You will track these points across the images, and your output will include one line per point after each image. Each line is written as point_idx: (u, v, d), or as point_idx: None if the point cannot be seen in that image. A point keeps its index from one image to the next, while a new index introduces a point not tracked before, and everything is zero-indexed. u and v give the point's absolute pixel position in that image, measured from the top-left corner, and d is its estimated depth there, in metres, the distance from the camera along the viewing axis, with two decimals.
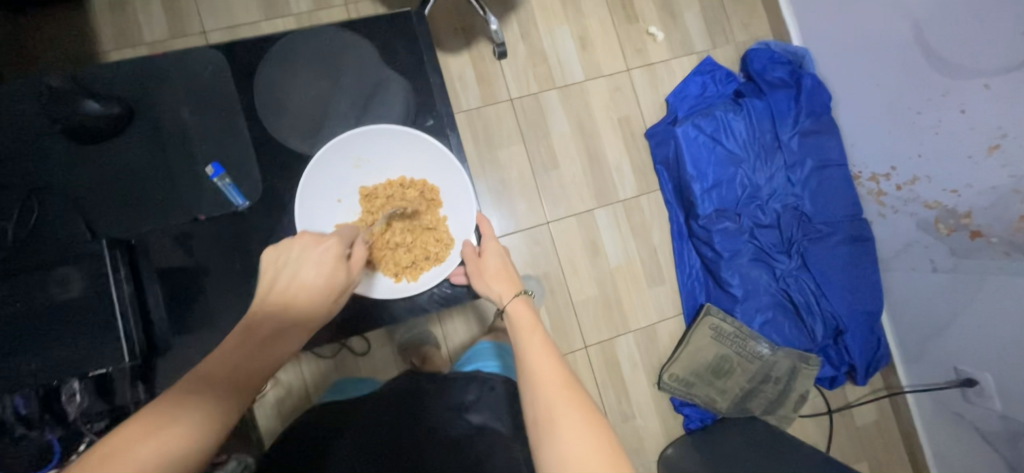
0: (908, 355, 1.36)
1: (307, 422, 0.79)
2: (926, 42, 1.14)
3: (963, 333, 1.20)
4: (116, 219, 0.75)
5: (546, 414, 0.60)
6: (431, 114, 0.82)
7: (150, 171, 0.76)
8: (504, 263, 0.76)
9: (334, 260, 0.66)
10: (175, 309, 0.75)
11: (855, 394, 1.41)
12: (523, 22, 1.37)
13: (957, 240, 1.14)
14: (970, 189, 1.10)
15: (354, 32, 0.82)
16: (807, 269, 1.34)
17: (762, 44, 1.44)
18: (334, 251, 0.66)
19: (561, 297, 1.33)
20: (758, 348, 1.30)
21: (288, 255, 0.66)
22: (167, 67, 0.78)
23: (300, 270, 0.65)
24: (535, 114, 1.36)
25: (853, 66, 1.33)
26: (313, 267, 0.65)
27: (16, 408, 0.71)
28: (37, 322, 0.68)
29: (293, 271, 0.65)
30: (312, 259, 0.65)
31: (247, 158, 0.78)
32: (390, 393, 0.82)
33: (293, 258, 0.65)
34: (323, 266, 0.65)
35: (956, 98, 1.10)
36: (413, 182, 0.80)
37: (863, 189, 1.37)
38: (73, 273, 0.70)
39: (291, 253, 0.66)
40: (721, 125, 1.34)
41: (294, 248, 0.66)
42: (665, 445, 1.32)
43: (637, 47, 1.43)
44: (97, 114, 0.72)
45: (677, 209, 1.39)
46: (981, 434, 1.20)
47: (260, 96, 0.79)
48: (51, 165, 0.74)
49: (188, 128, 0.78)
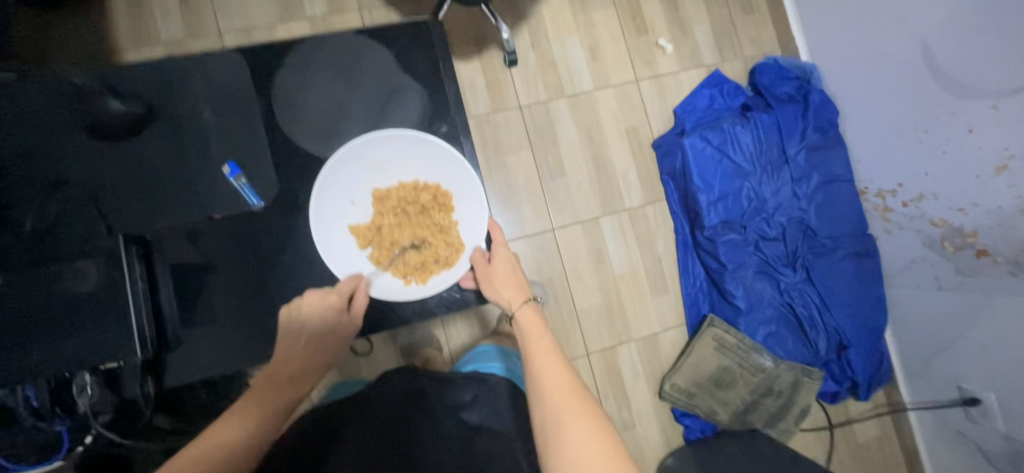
0: (911, 372, 1.35)
1: (306, 421, 0.79)
2: (935, 61, 1.15)
3: (967, 351, 1.20)
4: (132, 215, 0.76)
5: (554, 421, 0.61)
6: (444, 121, 0.83)
7: (166, 169, 0.77)
8: (514, 269, 0.78)
9: (338, 314, 0.73)
10: (186, 305, 0.76)
11: (857, 409, 1.40)
12: (534, 30, 1.38)
13: (962, 258, 1.14)
14: (976, 208, 1.10)
15: (371, 38, 0.84)
16: (812, 284, 1.34)
17: (771, 58, 1.46)
18: (337, 305, 0.73)
19: (565, 304, 1.33)
20: (761, 361, 1.30)
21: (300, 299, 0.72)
22: (187, 68, 0.79)
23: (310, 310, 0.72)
24: (543, 122, 1.37)
25: (860, 82, 1.34)
26: (319, 320, 0.73)
27: (26, 398, 0.74)
28: (52, 314, 0.71)
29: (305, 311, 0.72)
30: (318, 314, 0.72)
31: (263, 159, 0.79)
32: (387, 391, 0.82)
33: (300, 311, 0.73)
34: (325, 317, 0.73)
35: (963, 117, 1.11)
36: (426, 186, 0.81)
37: (868, 205, 1.37)
38: (88, 266, 0.73)
39: (302, 308, 0.72)
40: (728, 137, 1.35)
41: (304, 306, 0.72)
42: (665, 456, 1.32)
43: (646, 58, 1.44)
44: (118, 112, 0.74)
45: (682, 219, 1.39)
46: (983, 454, 1.19)
47: (277, 98, 0.81)
48: (71, 160, 0.75)
49: (206, 127, 0.79)
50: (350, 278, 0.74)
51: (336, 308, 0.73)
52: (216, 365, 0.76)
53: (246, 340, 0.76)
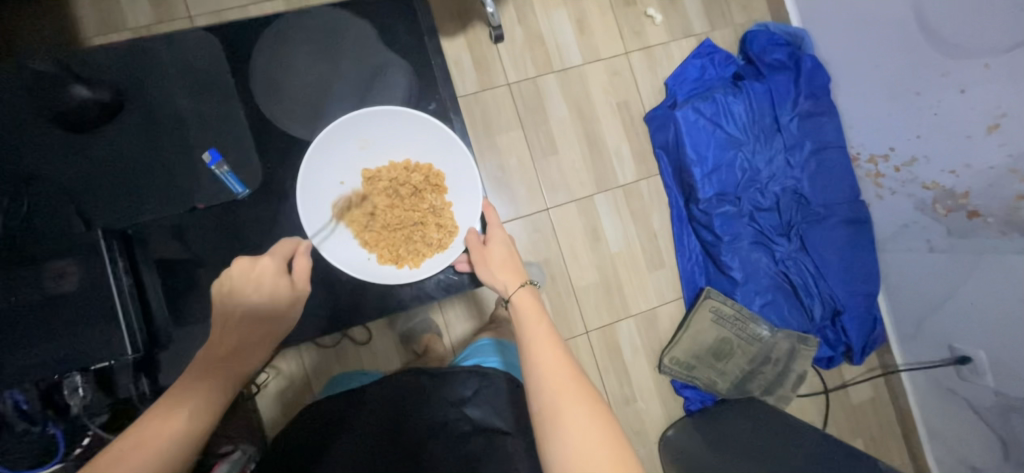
0: (904, 335, 1.38)
1: (304, 428, 0.76)
2: (928, 21, 1.13)
3: (959, 312, 1.21)
4: (109, 209, 0.72)
5: (553, 407, 0.59)
6: (433, 98, 0.80)
7: (143, 159, 0.74)
8: (510, 252, 0.75)
9: (275, 276, 0.67)
10: (174, 300, 0.75)
11: (851, 373, 1.43)
12: (520, 4, 1.34)
13: (953, 220, 1.15)
14: (968, 169, 1.11)
15: (353, 13, 0.80)
16: (806, 252, 1.35)
17: (761, 25, 1.43)
18: (271, 268, 0.67)
19: (563, 284, 1.33)
20: (758, 330, 1.31)
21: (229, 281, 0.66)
22: (157, 50, 0.75)
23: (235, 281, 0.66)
24: (533, 99, 1.34)
25: (852, 46, 1.32)
26: (259, 290, 0.66)
27: (16, 403, 0.69)
28: (35, 318, 0.67)
29: (234, 287, 0.66)
30: (249, 279, 0.66)
31: (245, 145, 0.76)
32: (388, 393, 0.78)
33: (231, 282, 0.66)
34: (258, 285, 0.66)
35: (956, 78, 1.10)
36: (418, 166, 0.78)
37: (861, 170, 1.37)
38: (70, 265, 0.68)
39: (232, 278, 0.66)
40: (721, 107, 1.33)
41: (232, 271, 0.66)
42: (666, 428, 1.34)
43: (636, 29, 1.41)
44: (91, 102, 0.71)
45: (676, 193, 1.38)
46: (974, 410, 1.22)
47: (257, 80, 0.77)
48: (41, 154, 0.71)
49: (182, 114, 0.75)
50: (286, 244, 0.71)
51: (270, 272, 0.67)
52: None
53: None
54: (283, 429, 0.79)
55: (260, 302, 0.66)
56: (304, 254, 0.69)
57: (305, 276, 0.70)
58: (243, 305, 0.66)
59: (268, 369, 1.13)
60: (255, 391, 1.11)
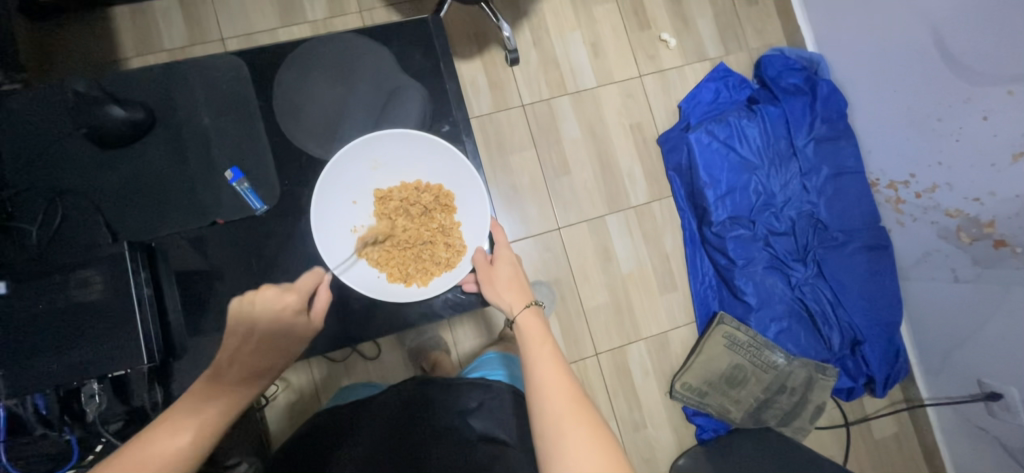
0: (929, 367, 1.32)
1: (310, 433, 0.77)
2: (947, 47, 1.12)
3: (987, 345, 1.16)
4: (135, 222, 0.76)
5: (556, 431, 0.58)
6: (446, 120, 0.82)
7: (168, 174, 0.77)
8: (516, 272, 0.76)
9: (294, 313, 0.68)
10: (193, 311, 0.77)
11: (873, 406, 1.37)
12: (536, 28, 1.37)
13: (979, 249, 1.12)
14: (993, 197, 1.07)
15: (372, 38, 0.83)
16: (823, 278, 1.32)
17: (776, 50, 1.44)
18: (293, 305, 0.67)
19: (572, 304, 1.32)
20: (773, 358, 1.27)
21: (248, 306, 0.66)
22: (187, 72, 0.80)
23: (255, 311, 0.66)
24: (547, 121, 1.36)
25: (869, 72, 1.31)
26: (276, 320, 0.66)
27: (37, 406, 0.71)
28: (58, 324, 0.69)
29: (251, 316, 0.65)
30: (273, 313, 0.66)
31: (265, 163, 0.79)
32: (393, 405, 0.79)
33: (254, 312, 0.65)
34: (280, 318, 0.67)
35: (978, 104, 1.08)
36: (429, 187, 0.80)
37: (880, 196, 1.35)
38: (92, 273, 0.70)
39: (255, 306, 0.66)
40: (734, 131, 1.33)
41: (257, 301, 0.66)
42: (677, 456, 1.30)
43: (649, 53, 1.43)
44: (121, 119, 0.73)
45: (689, 215, 1.37)
46: (1006, 449, 1.16)
47: (278, 101, 0.80)
48: (74, 168, 0.75)
49: (207, 132, 0.79)
50: (308, 275, 0.71)
51: (292, 310, 0.67)
52: None
53: None
54: (290, 437, 0.78)
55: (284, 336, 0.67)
56: (325, 293, 0.72)
57: (322, 312, 0.72)
58: (259, 330, 0.65)
59: (278, 382, 1.14)
60: (264, 403, 1.13)
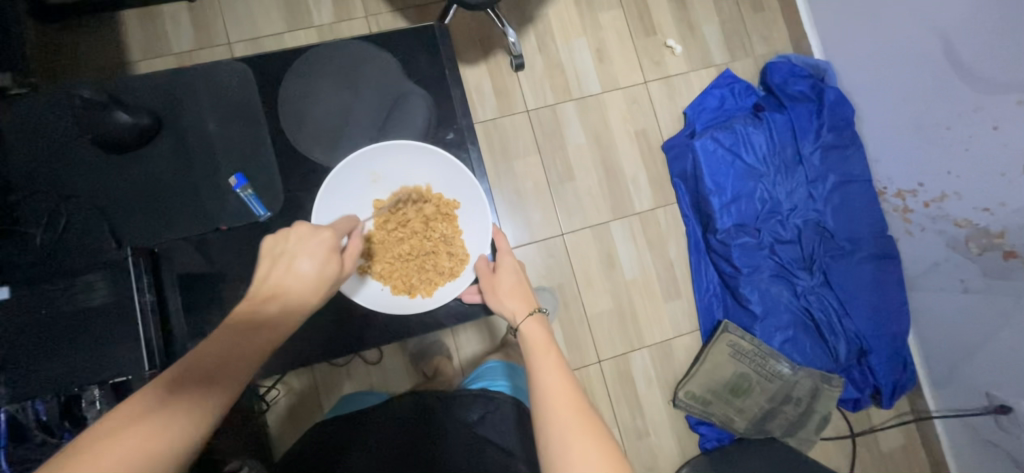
0: (936, 378, 1.31)
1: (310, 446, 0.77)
2: (957, 56, 1.11)
3: (997, 357, 1.14)
4: (140, 228, 0.76)
5: (561, 443, 0.57)
6: (451, 127, 0.82)
7: (174, 179, 0.78)
8: (520, 280, 0.75)
9: (329, 252, 0.60)
10: (193, 316, 0.76)
11: (879, 417, 1.36)
12: (541, 34, 1.37)
13: (988, 260, 1.10)
14: (1003, 207, 1.06)
15: (377, 45, 0.83)
16: (829, 287, 1.30)
17: (783, 57, 1.43)
18: (330, 245, 0.60)
19: (575, 311, 1.31)
20: (779, 367, 1.26)
21: (286, 244, 0.60)
22: (194, 78, 0.80)
23: (292, 254, 0.59)
24: (552, 126, 1.36)
25: (877, 80, 1.30)
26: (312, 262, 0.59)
27: (37, 412, 0.67)
28: (66, 327, 0.71)
29: (288, 256, 0.59)
30: (311, 251, 0.59)
31: (268, 169, 0.79)
32: (394, 421, 0.78)
33: (290, 249, 0.59)
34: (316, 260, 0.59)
35: (988, 114, 1.07)
36: (431, 197, 0.81)
37: (888, 205, 1.33)
38: (98, 279, 0.72)
39: (290, 244, 0.60)
40: (740, 138, 1.32)
41: (293, 237, 0.60)
42: (681, 465, 1.29)
43: (655, 59, 1.42)
44: (129, 126, 0.74)
45: (694, 222, 1.36)
46: (1015, 463, 1.14)
47: (282, 108, 0.80)
48: (81, 173, 0.75)
49: (212, 138, 0.79)
50: (344, 221, 0.68)
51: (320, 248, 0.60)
52: None
53: None
54: (290, 448, 0.79)
55: (304, 291, 0.58)
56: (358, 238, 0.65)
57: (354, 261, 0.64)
58: (287, 275, 0.58)
59: (280, 385, 1.14)
60: (265, 407, 1.12)
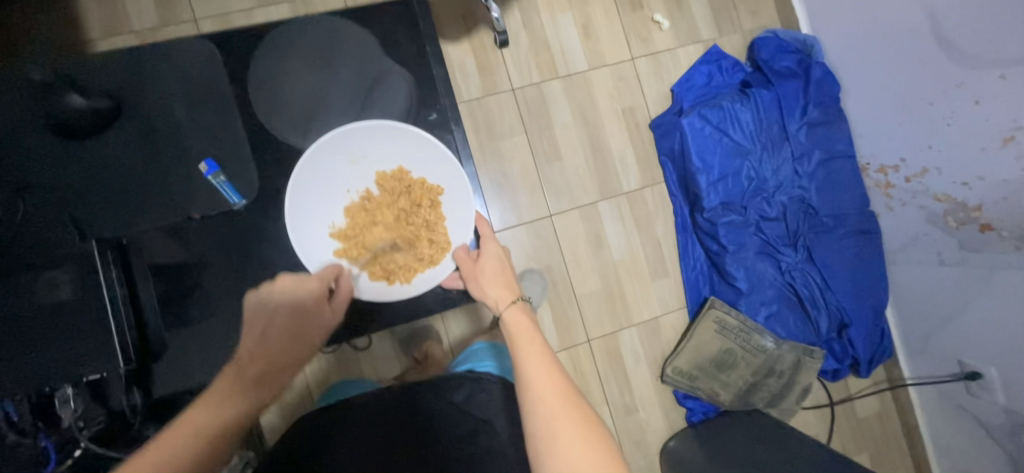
0: (911, 348, 1.36)
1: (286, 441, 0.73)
2: (942, 30, 1.10)
3: (969, 328, 1.19)
4: (107, 222, 0.72)
5: (548, 431, 0.57)
6: (434, 108, 0.79)
7: (141, 168, 0.74)
8: (502, 266, 0.74)
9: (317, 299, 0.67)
10: (170, 307, 0.73)
11: (857, 386, 1.41)
12: (526, 8, 1.33)
13: (966, 234, 1.12)
14: (981, 182, 1.08)
15: (354, 21, 0.79)
16: (813, 263, 1.33)
17: (770, 32, 1.41)
18: (315, 291, 0.66)
19: (565, 292, 1.31)
20: (763, 342, 1.29)
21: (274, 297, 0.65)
22: (156, 59, 0.75)
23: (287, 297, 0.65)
24: (538, 105, 1.32)
25: (862, 55, 1.30)
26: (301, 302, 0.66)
27: (9, 414, 0.69)
28: (37, 324, 0.68)
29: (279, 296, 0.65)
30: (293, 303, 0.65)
31: (243, 155, 0.76)
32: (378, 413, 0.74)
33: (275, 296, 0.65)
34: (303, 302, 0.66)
35: (970, 89, 1.07)
36: (416, 180, 0.77)
37: (870, 180, 1.35)
38: (60, 275, 0.69)
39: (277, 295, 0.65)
40: (728, 115, 1.31)
41: (276, 292, 0.65)
42: (668, 439, 1.32)
43: (642, 35, 1.39)
44: (85, 110, 0.71)
45: (681, 201, 1.36)
46: (983, 426, 1.20)
47: (254, 89, 0.76)
48: (41, 165, 0.71)
49: (180, 123, 0.75)
50: (328, 268, 0.71)
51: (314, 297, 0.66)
52: (199, 373, 0.73)
53: (235, 340, 0.74)
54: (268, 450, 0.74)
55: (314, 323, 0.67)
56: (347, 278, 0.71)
57: (345, 299, 0.70)
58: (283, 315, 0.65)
59: None
60: None
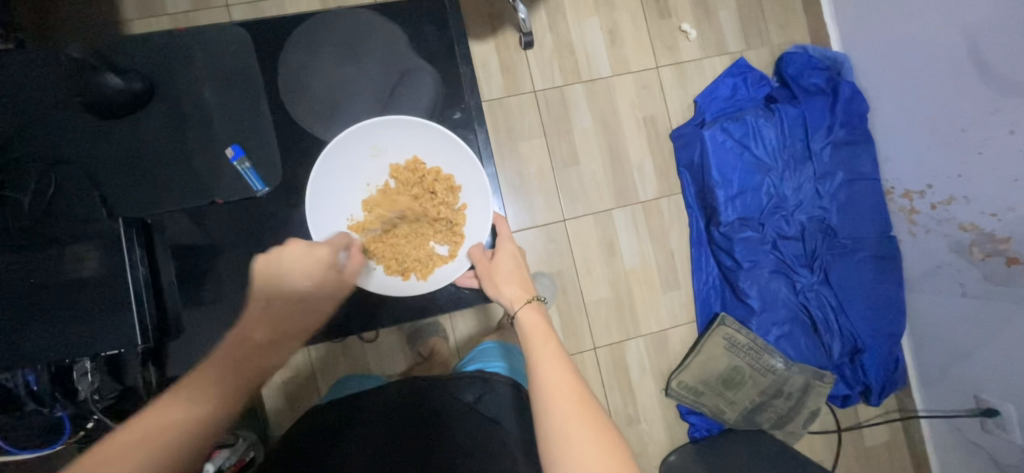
0: (926, 379, 1.32)
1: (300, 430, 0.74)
2: (979, 55, 1.07)
3: (989, 362, 1.15)
4: (134, 200, 0.74)
5: (561, 435, 0.56)
6: (458, 107, 0.80)
7: (169, 150, 0.75)
8: (518, 265, 0.75)
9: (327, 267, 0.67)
10: (189, 286, 0.75)
11: (867, 414, 1.38)
12: (553, 12, 1.32)
13: (991, 266, 1.09)
14: (1012, 213, 1.05)
15: (383, 16, 0.80)
16: (829, 285, 1.30)
17: (799, 48, 1.39)
18: (326, 259, 0.67)
19: (573, 297, 1.31)
20: (772, 362, 1.26)
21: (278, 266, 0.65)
22: (189, 43, 0.77)
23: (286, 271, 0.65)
24: (559, 108, 1.32)
25: (894, 76, 1.27)
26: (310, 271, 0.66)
27: (26, 382, 0.68)
28: (53, 299, 0.68)
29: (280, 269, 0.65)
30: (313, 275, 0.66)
31: (267, 143, 0.77)
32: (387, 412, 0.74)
33: (283, 268, 0.65)
34: (312, 272, 0.66)
35: (1006, 117, 1.04)
36: (429, 170, 0.77)
37: (894, 205, 1.32)
38: (88, 252, 0.69)
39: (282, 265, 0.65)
40: (750, 130, 1.30)
41: (285, 256, 0.66)
42: (669, 453, 1.30)
43: (669, 44, 1.38)
44: (119, 90, 0.72)
45: (697, 214, 1.35)
46: (997, 465, 1.16)
47: (283, 79, 0.78)
48: (74, 140, 0.73)
49: (208, 108, 0.76)
50: (339, 234, 0.71)
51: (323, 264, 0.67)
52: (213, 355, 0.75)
53: None
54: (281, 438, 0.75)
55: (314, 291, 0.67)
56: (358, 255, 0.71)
57: (355, 270, 0.70)
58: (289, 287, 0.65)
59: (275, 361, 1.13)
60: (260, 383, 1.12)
